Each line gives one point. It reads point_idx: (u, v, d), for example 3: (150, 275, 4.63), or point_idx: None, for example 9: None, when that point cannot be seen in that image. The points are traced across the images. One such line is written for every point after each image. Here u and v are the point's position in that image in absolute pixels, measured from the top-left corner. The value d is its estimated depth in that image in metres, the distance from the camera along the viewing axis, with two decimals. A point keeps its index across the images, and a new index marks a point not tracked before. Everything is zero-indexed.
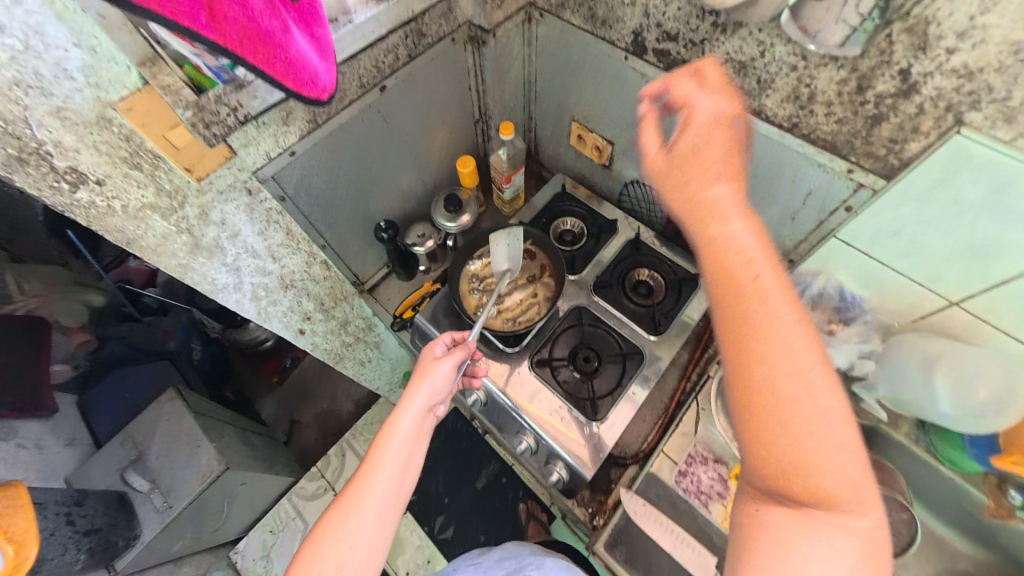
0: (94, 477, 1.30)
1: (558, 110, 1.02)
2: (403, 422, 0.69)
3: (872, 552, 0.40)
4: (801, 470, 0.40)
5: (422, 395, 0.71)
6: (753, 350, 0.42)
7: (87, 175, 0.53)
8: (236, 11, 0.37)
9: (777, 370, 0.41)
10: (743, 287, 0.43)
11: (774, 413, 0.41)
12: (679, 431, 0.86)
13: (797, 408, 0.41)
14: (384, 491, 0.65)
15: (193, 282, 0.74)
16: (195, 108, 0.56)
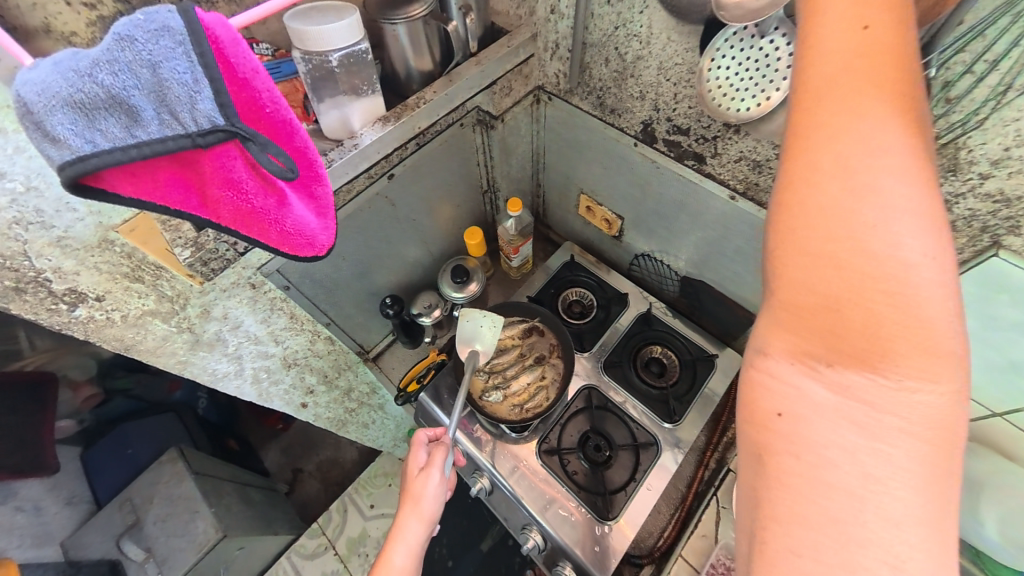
0: (88, 543, 1.27)
1: (566, 181, 1.01)
2: (397, 560, 0.68)
3: (929, 489, 0.26)
4: (861, 339, 0.27)
5: (414, 525, 0.70)
6: (816, 162, 0.28)
7: (87, 294, 0.52)
8: (230, 197, 0.38)
9: (853, 193, 0.27)
10: (830, 75, 0.28)
11: (824, 263, 0.28)
12: (699, 531, 0.82)
13: (860, 248, 0.27)
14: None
15: (193, 375, 0.72)
16: (192, 244, 0.55)
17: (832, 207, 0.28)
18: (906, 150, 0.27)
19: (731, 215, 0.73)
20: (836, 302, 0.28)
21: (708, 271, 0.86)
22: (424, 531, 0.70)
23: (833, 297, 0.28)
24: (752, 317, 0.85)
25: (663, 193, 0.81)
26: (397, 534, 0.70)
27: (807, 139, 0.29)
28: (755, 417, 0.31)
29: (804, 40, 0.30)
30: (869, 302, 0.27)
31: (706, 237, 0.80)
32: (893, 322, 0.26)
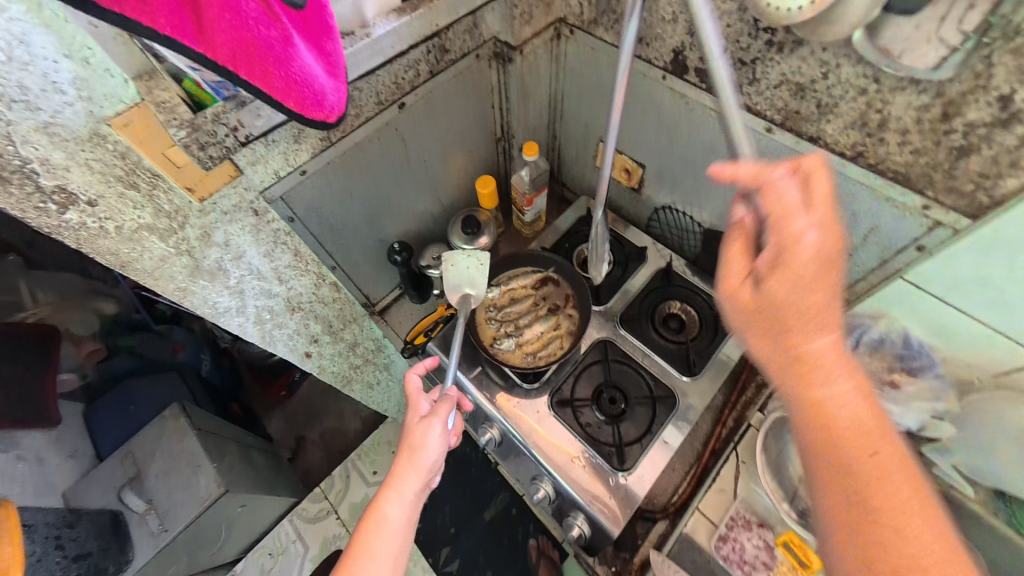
0: (90, 495, 1.26)
1: (585, 131, 0.96)
2: (394, 511, 0.66)
3: None
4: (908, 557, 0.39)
5: (411, 479, 0.67)
6: (833, 463, 0.44)
7: (77, 195, 0.48)
8: (226, 18, 0.37)
9: (863, 470, 0.42)
10: (818, 405, 0.44)
11: (864, 518, 0.41)
12: (718, 486, 0.80)
13: (885, 511, 0.41)
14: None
15: (193, 306, 0.69)
16: (189, 127, 0.51)
17: (848, 413, 0.43)
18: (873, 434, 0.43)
19: (766, 153, 0.67)
20: (856, 484, 0.42)
21: (735, 223, 0.81)
22: (423, 484, 0.68)
23: (863, 460, 0.42)
24: None
25: (691, 134, 0.76)
26: (394, 484, 0.67)
27: (813, 361, 0.45)
28: None
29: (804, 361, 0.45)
30: (884, 463, 0.42)
31: (735, 183, 0.75)
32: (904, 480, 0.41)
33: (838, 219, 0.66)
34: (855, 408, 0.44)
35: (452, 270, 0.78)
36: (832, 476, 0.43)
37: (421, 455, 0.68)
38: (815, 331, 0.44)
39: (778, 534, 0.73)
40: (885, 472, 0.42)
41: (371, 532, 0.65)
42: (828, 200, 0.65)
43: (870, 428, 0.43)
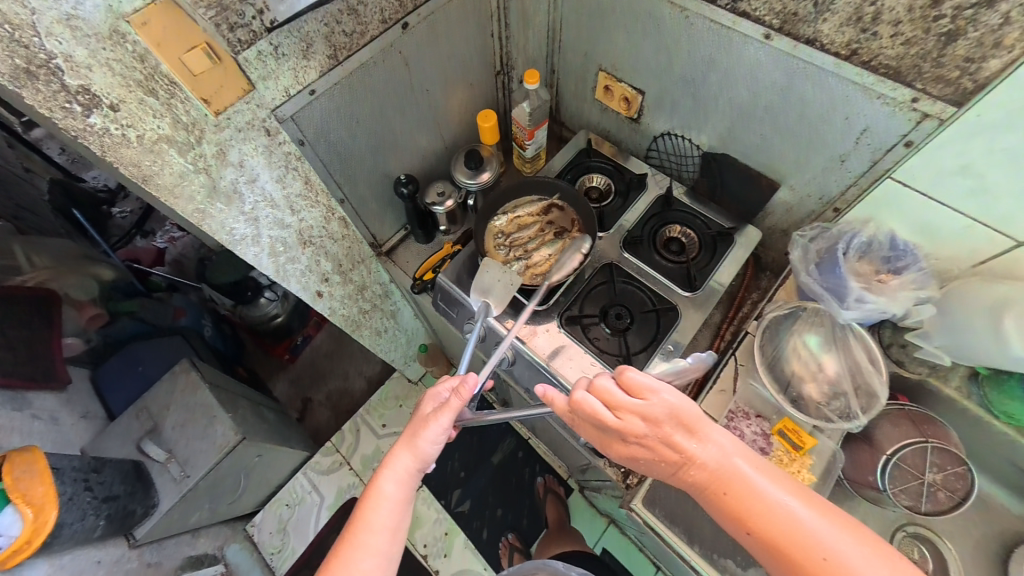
0: (109, 447, 1.29)
1: (584, 60, 0.96)
2: (390, 486, 0.66)
3: None
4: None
5: (404, 455, 0.68)
6: (747, 530, 0.54)
7: (101, 98, 0.49)
8: None
9: (767, 520, 0.53)
10: (719, 500, 0.56)
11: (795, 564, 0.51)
12: (718, 386, 0.79)
13: (802, 546, 0.51)
14: (369, 563, 0.60)
15: (211, 232, 0.70)
16: (218, 7, 0.51)
17: (749, 511, 0.54)
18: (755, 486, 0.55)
19: (764, 62, 0.69)
20: (776, 540, 0.52)
21: (732, 142, 0.84)
22: (418, 461, 0.68)
23: (770, 531, 0.53)
24: (776, 186, 0.84)
25: (690, 52, 0.77)
26: (390, 463, 0.68)
27: (686, 456, 0.58)
28: None
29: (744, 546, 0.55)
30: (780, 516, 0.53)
31: (732, 100, 0.78)
32: (800, 510, 0.53)
33: (833, 124, 0.68)
34: (743, 504, 0.55)
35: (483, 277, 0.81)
36: (755, 542, 0.54)
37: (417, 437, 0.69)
38: (683, 464, 0.58)
39: (776, 423, 0.74)
40: (794, 531, 0.52)
41: (366, 509, 0.64)
42: (823, 105, 0.67)
43: (759, 494, 0.55)
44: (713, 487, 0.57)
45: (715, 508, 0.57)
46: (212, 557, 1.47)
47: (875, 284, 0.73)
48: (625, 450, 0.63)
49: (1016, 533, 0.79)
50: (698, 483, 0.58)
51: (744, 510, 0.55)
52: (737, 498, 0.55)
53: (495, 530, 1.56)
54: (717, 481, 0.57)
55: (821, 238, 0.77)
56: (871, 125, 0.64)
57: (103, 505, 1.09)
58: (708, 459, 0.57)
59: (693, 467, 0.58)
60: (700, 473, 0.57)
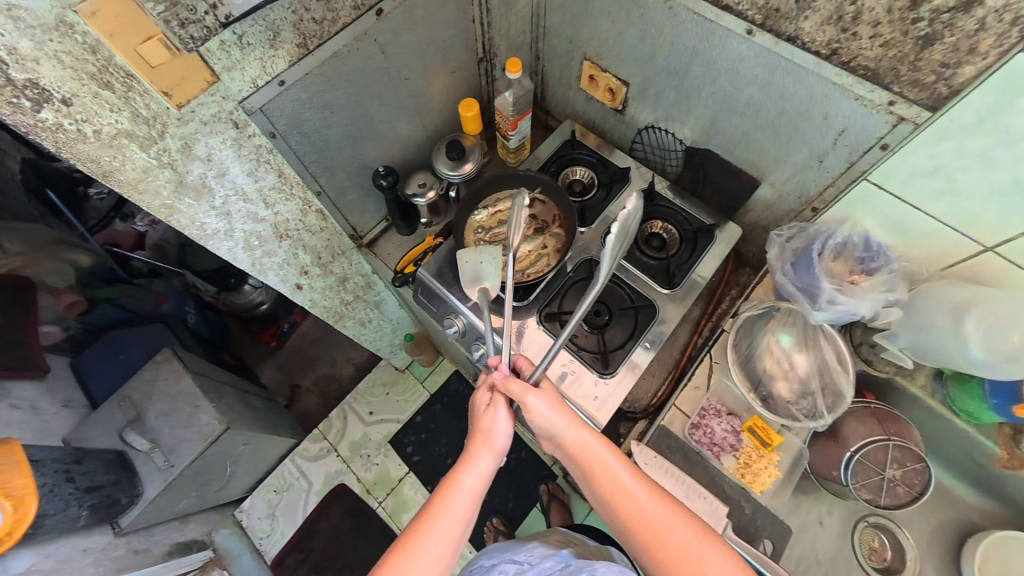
0: (92, 436, 1.28)
1: (569, 47, 0.93)
2: (468, 477, 0.65)
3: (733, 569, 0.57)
4: (666, 550, 0.58)
5: (483, 451, 0.68)
6: (607, 505, 0.63)
7: (51, 92, 0.47)
8: None
9: (622, 496, 0.62)
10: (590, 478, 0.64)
11: (637, 535, 0.60)
12: (692, 383, 0.81)
13: (645, 521, 0.60)
14: (440, 549, 0.59)
15: (181, 226, 0.69)
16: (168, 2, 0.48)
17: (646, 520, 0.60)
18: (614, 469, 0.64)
19: (747, 57, 0.67)
20: (630, 515, 0.61)
21: (715, 136, 0.82)
22: (496, 458, 0.68)
23: (626, 507, 0.61)
24: (757, 183, 0.83)
25: (673, 43, 0.75)
26: (468, 456, 0.67)
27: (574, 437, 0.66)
28: None
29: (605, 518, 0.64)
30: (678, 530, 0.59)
31: (715, 94, 0.76)
32: (686, 530, 0.59)
33: (811, 123, 0.67)
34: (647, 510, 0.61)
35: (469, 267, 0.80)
36: (614, 516, 0.62)
37: (490, 432, 0.69)
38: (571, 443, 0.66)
39: (746, 420, 0.77)
40: (640, 513, 0.60)
41: (443, 494, 0.64)
42: (803, 102, 0.66)
43: (615, 479, 0.63)
44: (584, 467, 0.65)
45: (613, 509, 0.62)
46: (201, 542, 1.49)
47: (847, 285, 0.73)
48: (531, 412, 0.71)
49: (971, 523, 0.83)
50: (608, 484, 0.63)
51: (642, 515, 0.60)
52: (643, 506, 0.61)
53: (481, 514, 1.58)
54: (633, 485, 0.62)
55: (798, 236, 0.77)
56: (849, 126, 0.63)
57: (86, 495, 1.09)
58: (578, 440, 0.66)
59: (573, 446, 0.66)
60: (615, 477, 0.63)
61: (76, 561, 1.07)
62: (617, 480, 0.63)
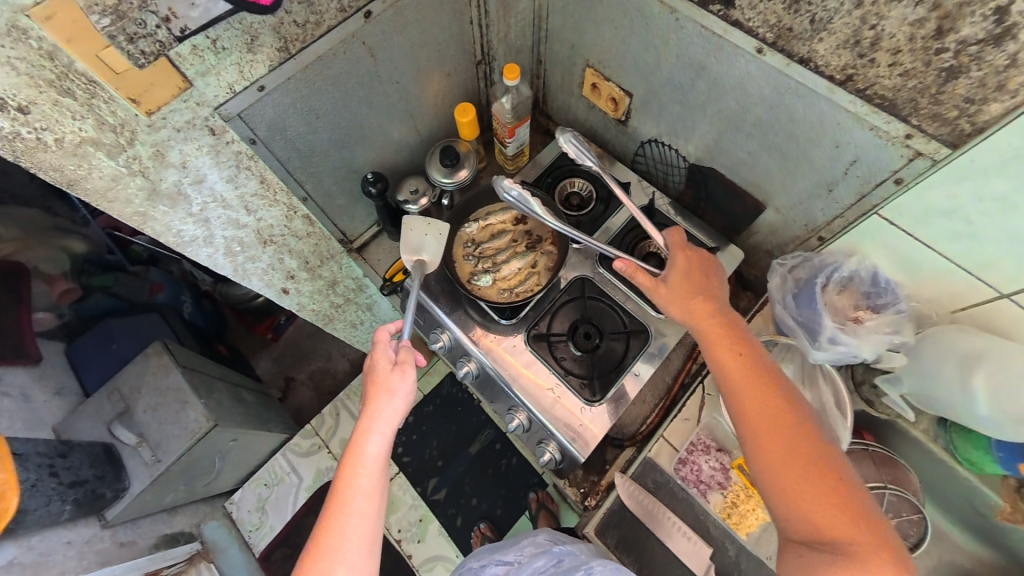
0: (80, 427, 1.27)
1: (570, 52, 0.89)
2: (367, 452, 0.62)
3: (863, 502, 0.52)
4: (818, 456, 0.53)
5: (380, 422, 0.64)
6: (756, 395, 0.57)
7: (6, 100, 0.45)
8: None
9: (775, 390, 0.58)
10: (742, 361, 0.60)
11: (783, 434, 0.55)
12: (683, 415, 0.82)
13: (801, 423, 0.56)
14: (360, 528, 0.60)
15: (156, 233, 0.67)
16: (114, 14, 0.45)
17: (793, 439, 0.54)
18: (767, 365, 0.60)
19: (755, 76, 0.63)
20: (783, 409, 0.56)
21: (719, 155, 0.78)
22: (396, 420, 0.65)
23: (780, 400, 0.57)
24: (761, 207, 0.79)
25: (680, 56, 0.70)
26: (365, 429, 0.64)
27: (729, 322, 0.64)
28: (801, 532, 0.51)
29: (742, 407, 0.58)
30: (825, 463, 0.53)
31: (721, 112, 0.72)
32: (831, 447, 0.55)
33: (821, 150, 0.63)
34: (796, 430, 0.55)
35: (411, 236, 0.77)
36: (757, 402, 0.57)
37: (387, 398, 0.65)
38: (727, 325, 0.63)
39: (735, 457, 0.80)
40: (797, 411, 0.56)
41: (347, 474, 0.62)
42: (813, 127, 0.62)
43: (773, 373, 0.59)
44: (741, 350, 0.61)
45: (757, 412, 0.57)
46: (188, 534, 1.52)
47: (850, 323, 0.71)
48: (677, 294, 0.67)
49: (966, 570, 0.79)
50: (760, 388, 0.58)
51: (796, 432, 0.55)
52: (793, 424, 0.55)
53: (469, 520, 1.55)
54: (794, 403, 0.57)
55: (802, 267, 0.75)
56: (861, 157, 0.59)
57: (69, 489, 1.09)
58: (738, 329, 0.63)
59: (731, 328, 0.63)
60: (777, 387, 0.58)
61: (58, 555, 1.08)
62: (780, 391, 0.58)
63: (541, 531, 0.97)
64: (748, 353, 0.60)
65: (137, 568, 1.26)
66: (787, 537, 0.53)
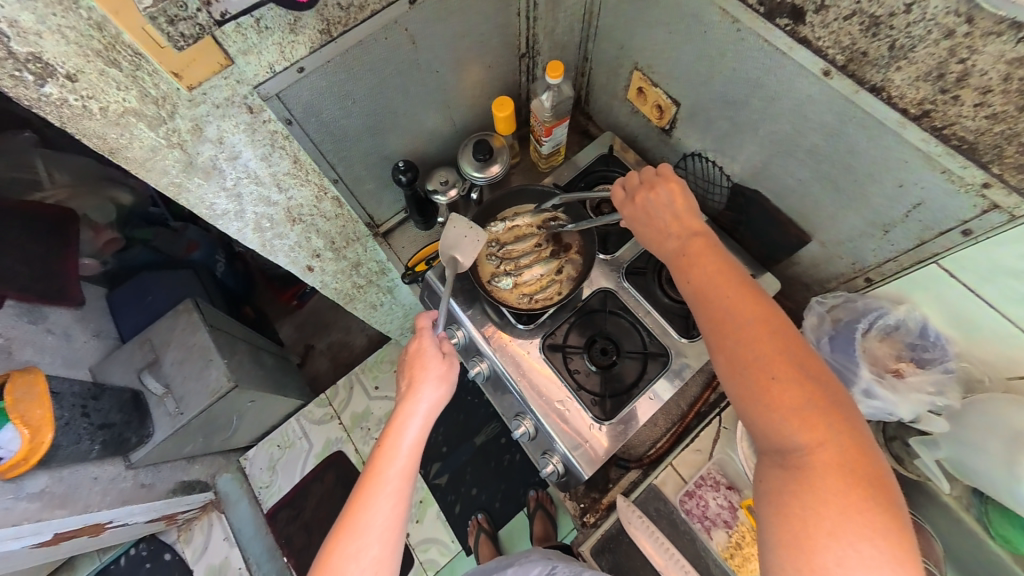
0: (112, 372, 1.34)
1: (619, 53, 0.85)
2: (407, 433, 0.62)
3: (849, 418, 0.46)
4: (792, 366, 0.47)
5: (422, 404, 0.65)
6: (725, 309, 0.52)
7: (55, 68, 0.46)
8: None
9: (748, 301, 0.52)
10: (708, 276, 0.55)
11: (751, 347, 0.49)
12: (694, 446, 0.82)
13: (776, 332, 0.49)
14: (391, 511, 0.58)
15: (190, 205, 0.68)
16: None
17: (749, 351, 0.49)
18: (743, 277, 0.54)
19: (816, 100, 0.58)
20: (753, 321, 0.50)
21: (764, 179, 0.73)
22: (436, 408, 0.66)
23: (750, 311, 0.51)
24: (805, 238, 0.74)
25: (736, 70, 0.65)
26: (406, 410, 0.64)
27: (704, 239, 0.59)
28: (774, 457, 0.47)
29: (709, 323, 0.53)
30: (785, 375, 0.47)
31: (773, 133, 0.67)
32: (811, 356, 0.49)
33: (880, 188, 0.58)
34: (751, 340, 0.49)
35: (451, 233, 0.76)
36: (723, 318, 0.52)
37: (428, 384, 0.66)
38: (700, 242, 0.59)
39: (745, 497, 0.79)
40: (771, 320, 0.50)
41: (382, 456, 0.60)
42: (874, 162, 0.57)
43: (746, 285, 0.53)
44: (709, 265, 0.56)
45: (710, 329, 0.53)
46: (203, 483, 1.58)
47: (890, 377, 0.69)
48: (651, 217, 0.64)
49: None
50: (729, 297, 0.53)
51: (752, 342, 0.49)
52: (750, 334, 0.50)
53: (467, 508, 1.57)
54: (754, 312, 0.51)
55: (842, 308, 0.72)
56: (927, 201, 0.55)
57: (98, 430, 1.16)
58: (712, 245, 0.58)
59: (703, 244, 0.58)
60: (736, 299, 0.52)
61: (84, 490, 1.17)
62: (739, 299, 0.52)
63: (533, 550, 0.96)
64: (704, 269, 0.56)
65: (153, 510, 1.37)
66: (762, 455, 0.48)
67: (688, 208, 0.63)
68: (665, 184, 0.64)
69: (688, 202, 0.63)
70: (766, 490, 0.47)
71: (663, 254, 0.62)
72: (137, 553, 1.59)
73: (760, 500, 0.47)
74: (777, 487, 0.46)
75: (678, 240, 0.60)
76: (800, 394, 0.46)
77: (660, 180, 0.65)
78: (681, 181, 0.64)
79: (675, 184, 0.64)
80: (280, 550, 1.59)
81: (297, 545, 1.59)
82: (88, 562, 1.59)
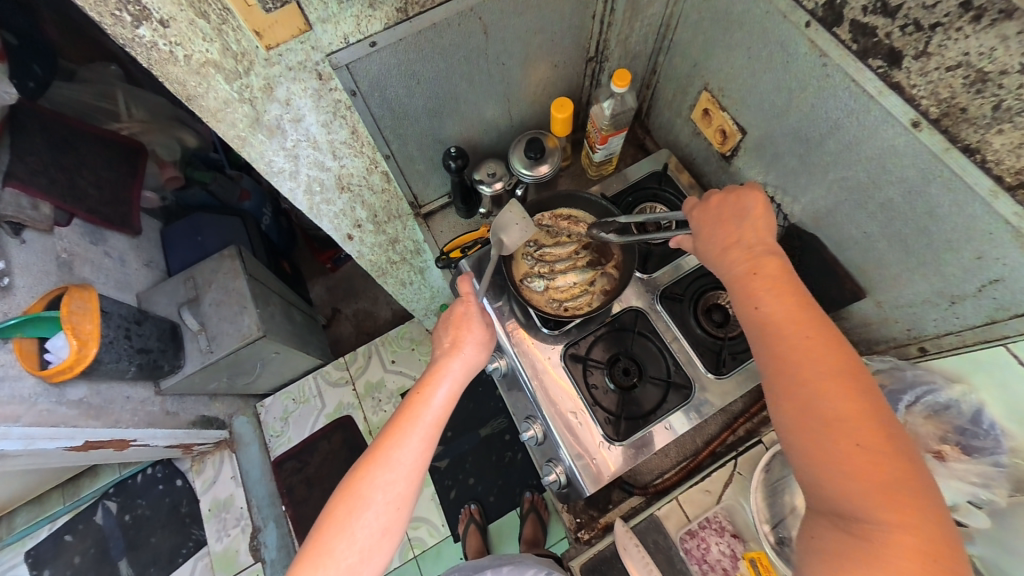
0: (156, 302, 1.42)
1: (691, 70, 0.82)
2: (440, 390, 0.64)
3: (929, 494, 0.43)
4: (873, 428, 0.44)
5: (460, 362, 0.67)
6: (802, 354, 0.48)
7: (151, 12, 0.48)
8: None
9: (829, 349, 0.48)
10: (787, 313, 0.51)
11: (829, 403, 0.46)
12: (705, 486, 0.79)
13: (858, 388, 0.46)
14: (417, 454, 0.60)
15: (251, 158, 0.71)
16: None
17: (829, 408, 0.46)
18: (824, 322, 0.50)
19: (901, 151, 0.54)
20: (832, 373, 0.47)
21: (827, 224, 0.69)
22: (470, 369, 0.68)
23: (830, 359, 0.47)
24: (860, 296, 0.69)
25: (814, 107, 0.62)
26: (446, 367, 0.66)
27: (781, 265, 0.55)
28: (834, 524, 0.45)
29: (782, 365, 0.49)
30: (870, 443, 0.44)
31: (847, 179, 0.62)
32: (894, 419, 0.45)
33: (957, 256, 0.54)
34: (837, 397, 0.46)
35: (506, 215, 0.71)
36: (797, 364, 0.48)
37: (466, 348, 0.68)
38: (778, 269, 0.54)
39: (749, 549, 0.77)
40: (854, 376, 0.47)
41: (415, 405, 0.62)
42: (954, 229, 0.53)
43: (830, 332, 0.49)
44: (786, 299, 0.52)
45: (778, 372, 0.49)
46: (220, 422, 1.66)
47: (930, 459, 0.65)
48: (728, 235, 0.59)
49: None
50: (809, 341, 0.49)
51: (838, 398, 0.46)
52: (834, 388, 0.46)
53: (462, 496, 1.59)
54: (840, 367, 0.47)
55: (889, 375, 0.67)
56: (1008, 278, 0.51)
57: (137, 354, 1.23)
58: (790, 277, 0.54)
59: (783, 274, 0.54)
60: (819, 345, 0.48)
61: (117, 405, 1.26)
62: (820, 345, 0.48)
63: (527, 554, 0.97)
64: (782, 303, 0.52)
65: (172, 437, 1.44)
66: (822, 515, 0.46)
67: (765, 230, 0.58)
68: (752, 199, 0.59)
69: (768, 228, 0.58)
70: (819, 547, 0.46)
71: (730, 279, 0.57)
72: (152, 473, 1.70)
73: (812, 556, 0.46)
74: (837, 554, 0.44)
75: (752, 262, 0.56)
76: (881, 462, 0.43)
77: (746, 191, 0.60)
78: (765, 194, 0.60)
79: (761, 202, 0.58)
80: (280, 498, 1.66)
81: (296, 497, 1.66)
82: (108, 472, 1.70)
